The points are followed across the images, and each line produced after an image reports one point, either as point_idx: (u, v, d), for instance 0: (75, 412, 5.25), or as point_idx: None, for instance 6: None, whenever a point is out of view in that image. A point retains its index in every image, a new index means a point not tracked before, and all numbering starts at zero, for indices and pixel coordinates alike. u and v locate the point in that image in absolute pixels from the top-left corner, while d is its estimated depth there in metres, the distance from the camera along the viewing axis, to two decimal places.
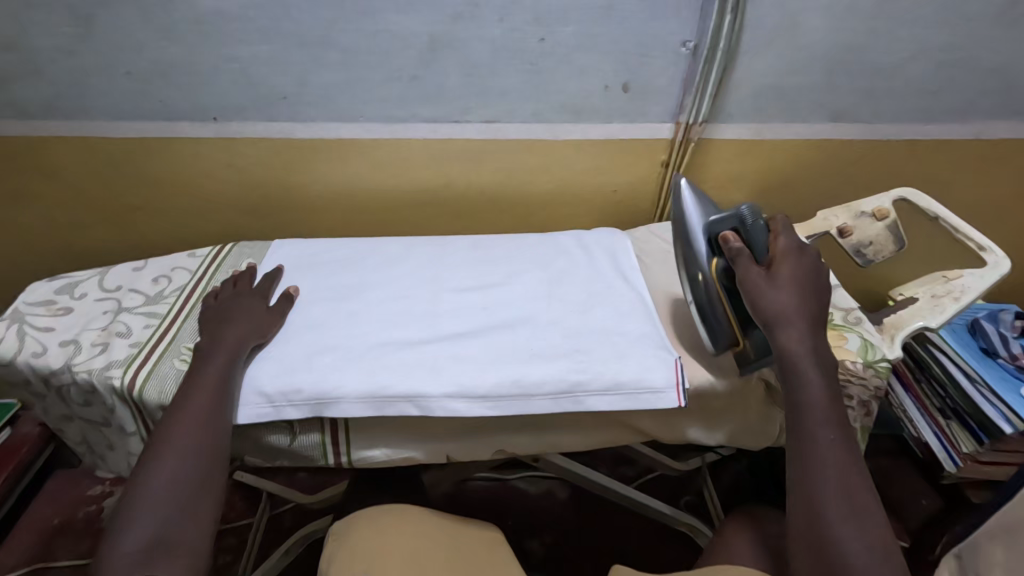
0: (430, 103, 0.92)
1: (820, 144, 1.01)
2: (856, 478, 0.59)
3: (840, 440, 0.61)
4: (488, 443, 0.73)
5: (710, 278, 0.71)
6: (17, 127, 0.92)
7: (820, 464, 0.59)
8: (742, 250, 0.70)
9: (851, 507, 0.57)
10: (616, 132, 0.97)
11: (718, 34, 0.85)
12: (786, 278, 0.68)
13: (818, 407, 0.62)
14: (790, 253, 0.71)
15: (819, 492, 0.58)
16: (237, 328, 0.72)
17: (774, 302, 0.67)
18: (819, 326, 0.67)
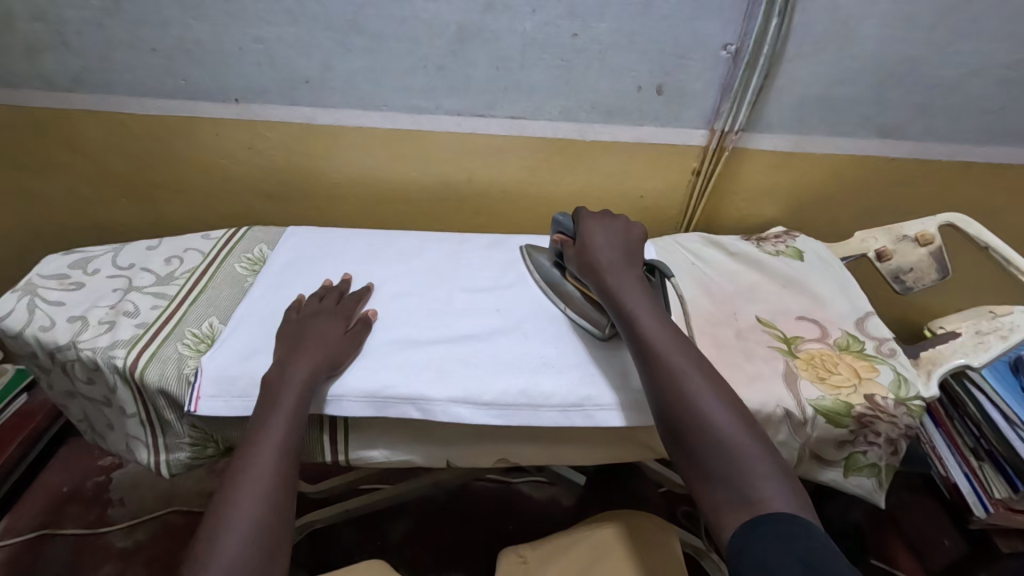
0: (456, 95, 0.89)
1: (863, 160, 0.95)
2: (685, 345, 0.61)
3: (659, 320, 0.63)
4: (491, 452, 0.71)
5: (573, 284, 0.78)
6: (43, 98, 0.92)
7: (652, 347, 0.61)
8: (564, 239, 0.78)
9: (688, 369, 0.58)
10: (647, 135, 0.93)
11: (763, 38, 0.80)
12: (591, 233, 0.74)
13: (635, 303, 0.65)
14: (587, 215, 0.77)
15: (661, 373, 0.58)
16: (311, 355, 0.66)
17: (582, 256, 0.72)
18: (627, 252, 0.73)
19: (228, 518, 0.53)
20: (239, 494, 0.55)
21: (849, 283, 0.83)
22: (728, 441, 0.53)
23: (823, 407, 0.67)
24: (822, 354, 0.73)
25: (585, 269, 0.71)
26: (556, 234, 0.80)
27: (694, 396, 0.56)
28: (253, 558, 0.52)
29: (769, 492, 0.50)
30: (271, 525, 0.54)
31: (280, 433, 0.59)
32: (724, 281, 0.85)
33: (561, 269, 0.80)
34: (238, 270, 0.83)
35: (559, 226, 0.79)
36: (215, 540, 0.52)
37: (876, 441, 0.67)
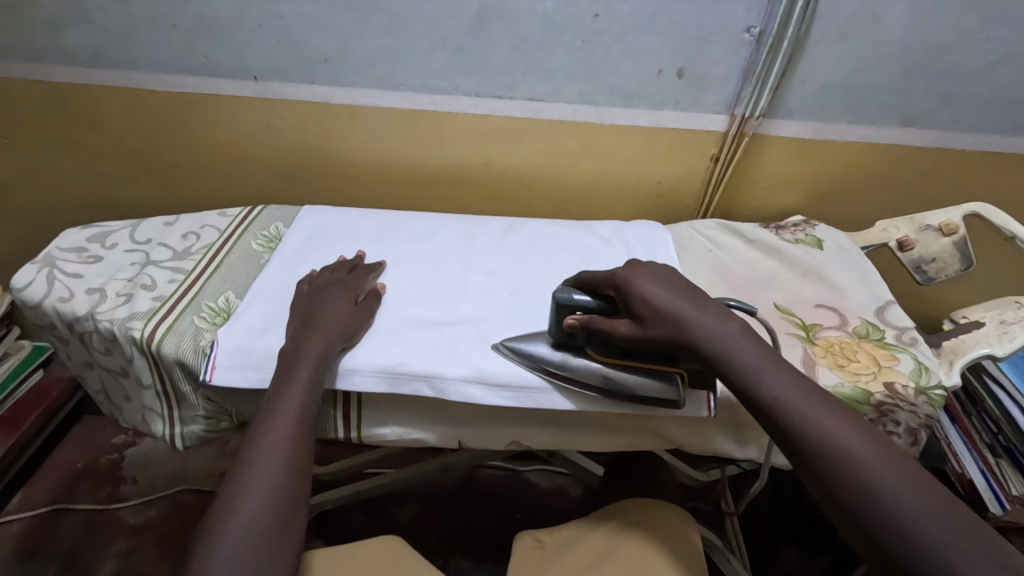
0: (474, 77, 0.88)
1: (885, 149, 0.94)
2: (846, 425, 0.50)
3: (804, 396, 0.52)
4: (504, 433, 0.71)
5: (610, 365, 0.64)
6: (64, 73, 0.93)
7: (809, 435, 0.50)
8: (590, 319, 0.62)
9: (867, 460, 0.48)
10: (666, 120, 0.92)
11: (788, 21, 0.79)
12: (659, 294, 0.59)
13: (760, 372, 0.54)
14: (627, 270, 0.62)
15: (840, 476, 0.48)
16: (326, 327, 0.66)
17: (662, 324, 0.58)
18: (706, 302, 0.60)
19: (247, 482, 0.54)
20: (260, 454, 0.56)
21: (869, 271, 0.82)
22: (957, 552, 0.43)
23: (841, 394, 0.66)
24: (841, 341, 0.72)
25: (670, 338, 0.57)
26: (568, 315, 0.63)
27: (891, 500, 0.46)
28: (272, 522, 0.53)
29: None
30: (290, 483, 0.55)
31: (298, 403, 0.60)
32: (741, 268, 0.84)
33: (576, 352, 0.65)
34: (255, 246, 0.83)
35: (570, 304, 0.63)
36: (236, 495, 0.53)
37: (895, 431, 0.65)
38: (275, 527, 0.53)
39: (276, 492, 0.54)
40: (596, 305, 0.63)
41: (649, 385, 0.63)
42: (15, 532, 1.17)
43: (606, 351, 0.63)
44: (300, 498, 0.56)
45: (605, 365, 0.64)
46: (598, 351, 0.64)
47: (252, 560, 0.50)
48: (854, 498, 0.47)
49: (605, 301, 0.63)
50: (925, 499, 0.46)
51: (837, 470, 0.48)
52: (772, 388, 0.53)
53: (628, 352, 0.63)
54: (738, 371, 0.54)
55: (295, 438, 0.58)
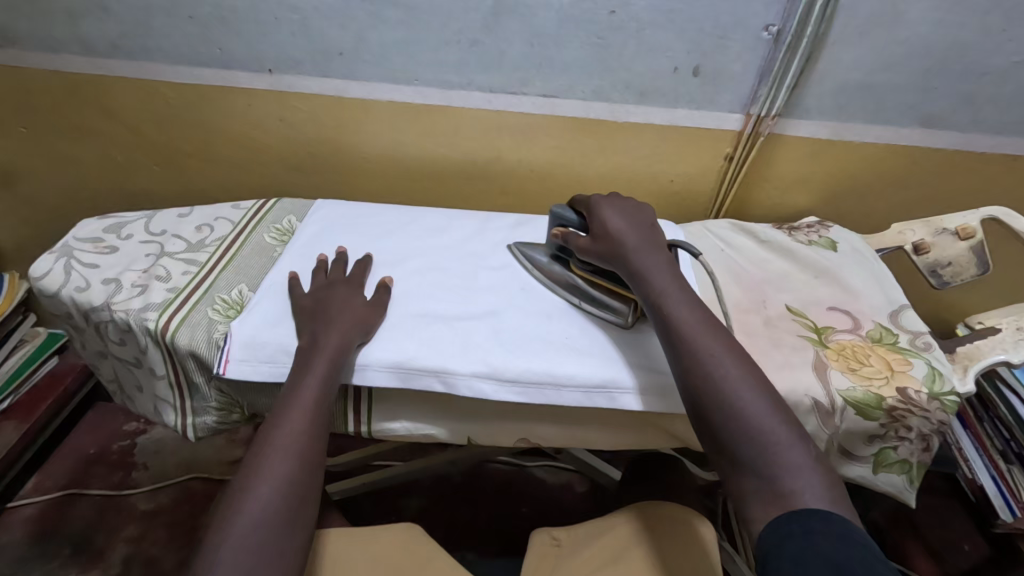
0: (488, 72, 0.88)
1: (903, 150, 0.93)
2: (718, 334, 0.58)
3: (694, 308, 0.60)
4: (512, 430, 0.71)
5: (577, 274, 0.75)
6: (81, 64, 0.94)
7: (682, 334, 0.58)
8: (567, 232, 0.73)
9: (718, 357, 0.56)
10: (680, 118, 0.91)
11: (807, 18, 0.78)
12: (612, 220, 0.69)
13: (662, 286, 0.62)
14: (603, 198, 0.72)
15: (693, 366, 0.56)
16: (340, 324, 0.66)
17: (607, 242, 0.68)
18: (653, 236, 0.68)
19: (262, 474, 0.55)
20: (272, 451, 0.57)
21: (884, 275, 0.81)
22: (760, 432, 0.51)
23: (853, 399, 0.65)
24: (854, 345, 0.71)
25: (608, 253, 0.68)
26: (557, 228, 0.76)
27: (727, 389, 0.54)
28: (283, 514, 0.54)
29: (798, 482, 0.49)
30: (301, 481, 0.57)
31: (315, 398, 0.60)
32: (754, 269, 0.84)
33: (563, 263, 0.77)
34: (268, 240, 0.83)
35: (560, 217, 0.75)
36: (248, 488, 0.55)
37: (907, 436, 0.66)
38: (285, 522, 0.54)
39: (287, 487, 0.55)
40: (579, 222, 0.74)
41: (607, 302, 0.72)
42: (29, 516, 1.19)
43: (580, 264, 0.74)
44: (310, 493, 0.57)
45: (575, 274, 0.75)
46: (575, 264, 0.75)
47: (259, 554, 0.52)
48: (696, 382, 0.55)
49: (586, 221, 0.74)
50: (754, 392, 0.53)
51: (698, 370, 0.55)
52: (670, 299, 0.61)
53: (594, 268, 0.73)
54: (648, 285, 0.63)
55: (308, 437, 0.59)
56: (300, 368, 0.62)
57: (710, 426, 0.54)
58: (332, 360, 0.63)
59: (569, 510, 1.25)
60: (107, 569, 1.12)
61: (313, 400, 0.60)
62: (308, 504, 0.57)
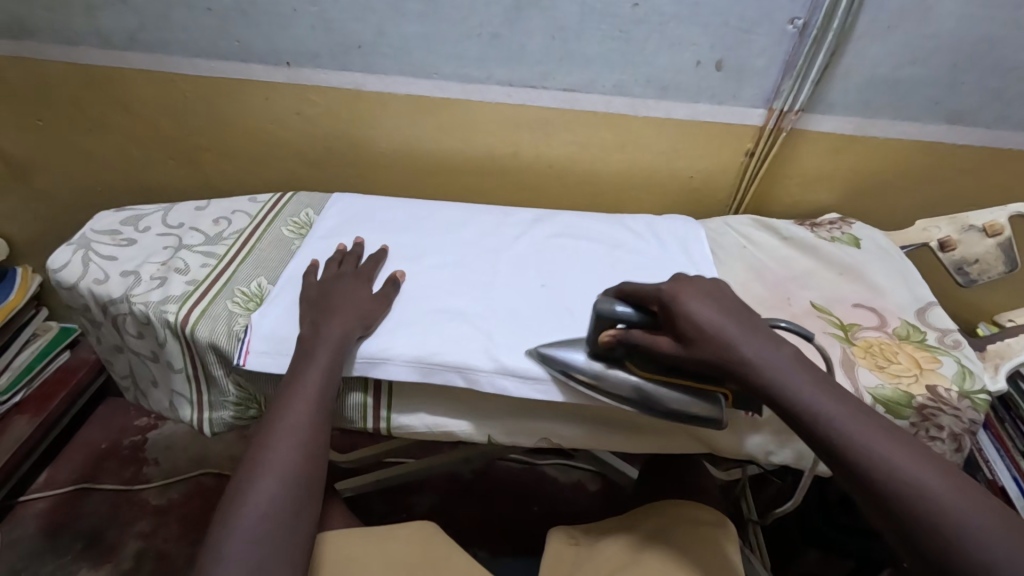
0: (509, 65, 0.87)
1: (927, 147, 0.91)
2: (913, 458, 0.48)
3: (866, 425, 0.50)
4: (533, 426, 0.70)
5: (646, 380, 0.62)
6: (99, 56, 0.93)
7: (872, 467, 0.48)
8: (630, 335, 0.60)
9: (934, 492, 0.46)
10: (702, 113, 0.90)
11: (834, 12, 0.77)
12: (706, 314, 0.57)
13: (811, 399, 0.52)
14: (670, 286, 0.60)
15: (905, 510, 0.46)
16: (343, 317, 0.65)
17: (710, 344, 0.56)
18: (754, 325, 0.58)
19: (266, 466, 0.55)
20: (274, 443, 0.56)
21: (908, 271, 0.80)
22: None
23: (882, 397, 0.64)
24: (881, 343, 0.70)
25: (718, 361, 0.56)
26: (606, 328, 0.61)
27: (968, 536, 0.44)
28: (288, 506, 0.54)
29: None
30: (306, 470, 0.56)
31: (317, 389, 0.60)
32: (776, 265, 0.83)
33: (614, 365, 0.63)
34: (285, 233, 0.83)
35: (612, 316, 0.60)
36: (251, 480, 0.54)
37: (938, 436, 0.65)
38: (292, 510, 0.54)
39: (291, 477, 0.55)
40: (639, 318, 0.60)
41: (695, 408, 0.61)
42: (41, 510, 1.19)
43: (647, 365, 0.61)
44: (315, 482, 0.57)
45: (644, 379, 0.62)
46: (638, 365, 0.61)
47: (268, 544, 0.51)
48: (922, 534, 0.45)
49: (646, 315, 0.61)
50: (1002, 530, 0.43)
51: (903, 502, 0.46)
52: (830, 415, 0.51)
53: (669, 368, 0.61)
54: (790, 396, 0.53)
55: (310, 427, 0.58)
56: (300, 361, 0.62)
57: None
58: (334, 351, 0.62)
59: (582, 509, 1.24)
60: (119, 563, 1.12)
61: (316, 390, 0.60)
62: (314, 497, 0.56)
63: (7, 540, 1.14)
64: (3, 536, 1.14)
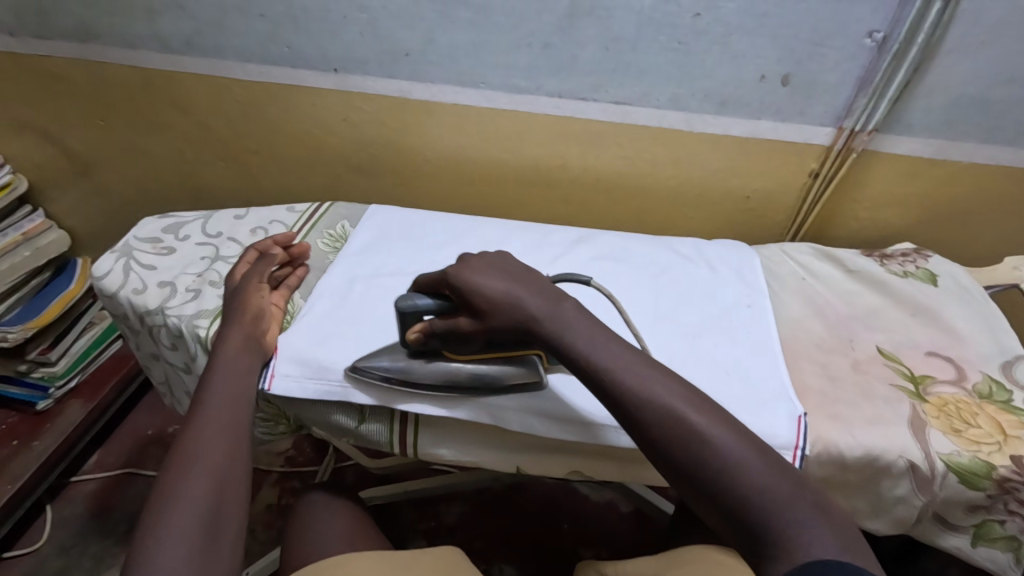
0: (559, 76, 0.83)
1: (1017, 174, 0.82)
2: (666, 381, 0.50)
3: (640, 362, 0.52)
4: (564, 463, 0.66)
5: (462, 362, 0.62)
6: (155, 60, 0.95)
7: (637, 396, 0.49)
8: (436, 326, 0.60)
9: (689, 415, 0.48)
10: (763, 131, 0.83)
11: (919, 25, 0.69)
12: (492, 287, 0.57)
13: (581, 336, 0.54)
14: (456, 268, 0.59)
15: (648, 421, 0.49)
16: (241, 331, 0.64)
17: (496, 317, 0.57)
18: (533, 276, 0.59)
19: (180, 495, 0.51)
20: (189, 470, 0.53)
21: (994, 318, 0.72)
22: (762, 491, 0.43)
23: (957, 465, 0.57)
24: (958, 401, 0.63)
25: (513, 327, 0.56)
26: (412, 324, 0.61)
27: (706, 447, 0.46)
28: (204, 531, 0.50)
29: (810, 537, 0.41)
30: (220, 491, 0.53)
31: (227, 410, 0.58)
32: (840, 302, 0.76)
33: (433, 358, 0.63)
34: (320, 246, 0.81)
35: (415, 311, 0.60)
36: (164, 511, 0.50)
37: (1019, 511, 0.57)
38: (208, 531, 0.50)
39: (209, 503, 0.51)
40: (435, 306, 0.60)
41: (514, 374, 0.61)
42: (90, 491, 1.23)
43: (460, 347, 0.61)
44: (232, 511, 0.53)
45: (460, 363, 0.62)
46: (452, 350, 0.62)
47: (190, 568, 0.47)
48: (670, 446, 0.47)
49: (441, 302, 0.60)
50: (740, 446, 0.46)
51: (655, 422, 0.48)
52: (591, 351, 0.53)
53: (479, 346, 0.61)
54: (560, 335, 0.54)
55: (227, 456, 0.55)
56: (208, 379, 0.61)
57: (700, 495, 0.46)
58: (240, 366, 0.61)
59: (613, 535, 1.19)
60: None
61: (228, 404, 0.59)
62: (231, 518, 0.52)
63: (59, 519, 1.18)
64: (54, 514, 1.19)
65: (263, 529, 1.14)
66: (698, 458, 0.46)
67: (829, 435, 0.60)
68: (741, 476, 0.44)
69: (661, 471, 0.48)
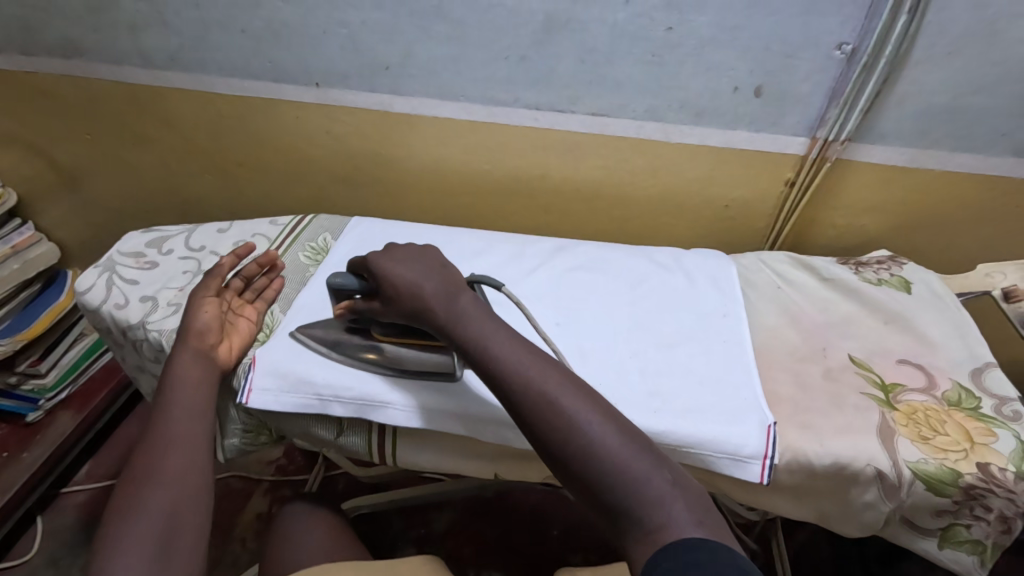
0: (537, 88, 0.84)
1: (991, 181, 0.83)
2: (545, 365, 0.52)
3: (519, 346, 0.53)
4: (541, 471, 0.67)
5: (384, 342, 0.65)
6: (140, 76, 0.96)
7: (516, 382, 0.51)
8: (358, 303, 0.64)
9: (562, 398, 0.49)
10: (739, 141, 0.84)
11: (887, 38, 0.70)
12: (401, 273, 0.59)
13: (472, 326, 0.55)
14: (375, 255, 0.62)
15: (524, 405, 0.50)
16: (192, 348, 0.64)
17: (402, 303, 0.59)
18: (445, 267, 0.61)
19: (134, 516, 0.52)
20: (146, 488, 0.54)
21: (966, 324, 0.73)
22: (623, 471, 0.45)
23: (923, 472, 0.58)
24: (926, 408, 0.63)
25: (415, 313, 0.58)
26: (341, 300, 0.65)
27: (576, 429, 0.47)
28: (158, 550, 0.51)
29: (671, 517, 0.43)
30: (176, 509, 0.54)
31: (184, 428, 0.59)
32: (815, 310, 0.77)
33: (361, 335, 0.67)
34: (302, 258, 0.82)
35: (341, 288, 0.64)
36: (119, 532, 0.51)
37: (984, 517, 0.58)
38: (164, 548, 0.51)
39: (163, 520, 0.53)
40: (360, 286, 0.63)
41: (436, 361, 0.63)
42: (81, 502, 1.23)
43: (384, 329, 0.65)
44: (189, 526, 0.54)
45: (383, 343, 0.65)
46: (378, 330, 0.65)
47: None
48: (544, 429, 0.48)
49: (365, 283, 0.63)
50: (609, 429, 0.47)
51: (532, 407, 0.49)
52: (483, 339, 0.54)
53: (401, 329, 0.64)
54: (456, 324, 0.56)
55: (185, 469, 0.56)
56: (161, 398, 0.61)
57: (569, 474, 0.47)
58: (193, 384, 0.62)
59: (602, 541, 1.20)
60: None
61: (185, 422, 0.60)
62: (188, 533, 0.53)
63: (49, 529, 1.19)
64: (45, 525, 1.19)
65: (253, 538, 1.14)
66: (567, 441, 0.47)
67: (799, 444, 0.60)
68: (605, 458, 0.46)
69: (537, 452, 0.50)
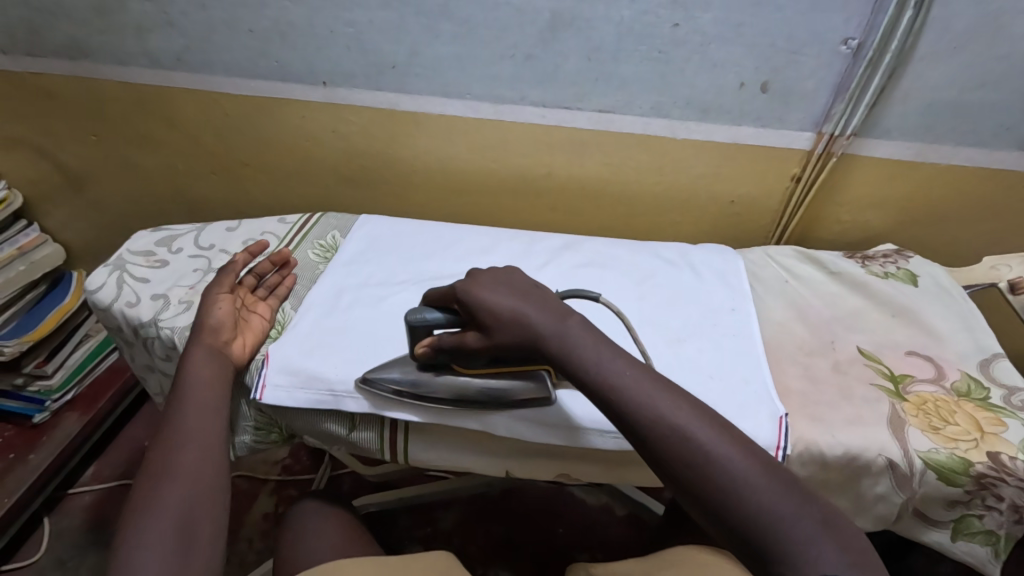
0: (544, 85, 0.84)
1: (994, 175, 0.83)
2: (670, 396, 0.49)
3: (643, 378, 0.50)
4: (551, 465, 0.67)
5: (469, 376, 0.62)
6: (147, 77, 0.97)
7: (641, 411, 0.48)
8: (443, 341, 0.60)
9: (694, 429, 0.46)
10: (745, 137, 0.85)
11: (891, 33, 0.71)
12: (500, 302, 0.56)
13: (589, 354, 0.52)
14: (466, 285, 0.58)
15: (652, 435, 0.47)
16: (206, 345, 0.65)
17: (504, 334, 0.56)
18: (541, 293, 0.58)
19: (154, 509, 0.52)
20: (164, 482, 0.54)
21: (972, 317, 0.73)
22: (767, 505, 0.42)
23: (935, 462, 0.59)
24: (936, 399, 0.64)
25: (521, 342, 0.56)
26: (421, 338, 0.61)
27: (711, 462, 0.44)
28: (176, 541, 0.51)
29: (822, 555, 0.39)
30: (193, 502, 0.54)
31: (201, 424, 0.60)
32: (822, 304, 0.77)
33: (442, 371, 0.63)
34: (311, 256, 0.82)
35: (424, 324, 0.60)
36: (139, 524, 0.51)
37: (997, 507, 0.59)
38: (183, 541, 0.52)
39: (181, 513, 0.53)
40: (445, 319, 0.60)
41: (522, 389, 0.62)
42: (87, 503, 1.23)
43: (467, 361, 0.61)
44: (206, 519, 0.54)
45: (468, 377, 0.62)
46: (461, 363, 0.62)
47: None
48: (678, 461, 0.45)
49: (451, 315, 0.60)
50: (746, 460, 0.44)
51: (662, 439, 0.47)
52: (605, 370, 0.51)
53: (487, 360, 0.61)
54: (571, 354, 0.53)
55: (202, 464, 0.57)
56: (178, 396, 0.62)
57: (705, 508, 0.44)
58: (210, 380, 0.62)
59: (607, 537, 1.20)
60: None
61: (202, 418, 0.60)
62: (205, 527, 0.54)
63: (55, 530, 1.18)
64: (51, 527, 1.19)
65: (261, 537, 1.14)
66: (705, 474, 0.44)
67: (809, 435, 0.61)
68: (746, 491, 0.43)
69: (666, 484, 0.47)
